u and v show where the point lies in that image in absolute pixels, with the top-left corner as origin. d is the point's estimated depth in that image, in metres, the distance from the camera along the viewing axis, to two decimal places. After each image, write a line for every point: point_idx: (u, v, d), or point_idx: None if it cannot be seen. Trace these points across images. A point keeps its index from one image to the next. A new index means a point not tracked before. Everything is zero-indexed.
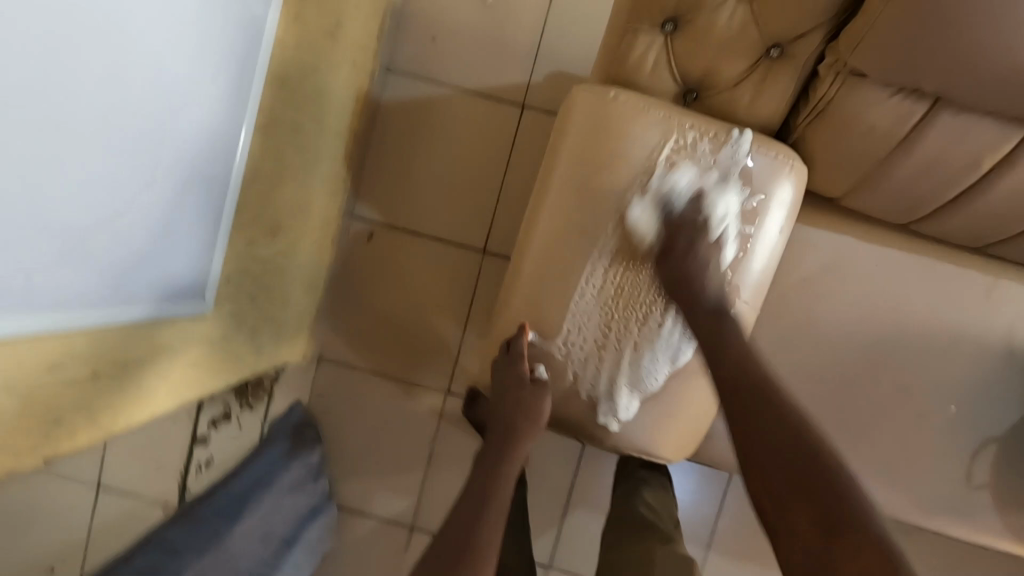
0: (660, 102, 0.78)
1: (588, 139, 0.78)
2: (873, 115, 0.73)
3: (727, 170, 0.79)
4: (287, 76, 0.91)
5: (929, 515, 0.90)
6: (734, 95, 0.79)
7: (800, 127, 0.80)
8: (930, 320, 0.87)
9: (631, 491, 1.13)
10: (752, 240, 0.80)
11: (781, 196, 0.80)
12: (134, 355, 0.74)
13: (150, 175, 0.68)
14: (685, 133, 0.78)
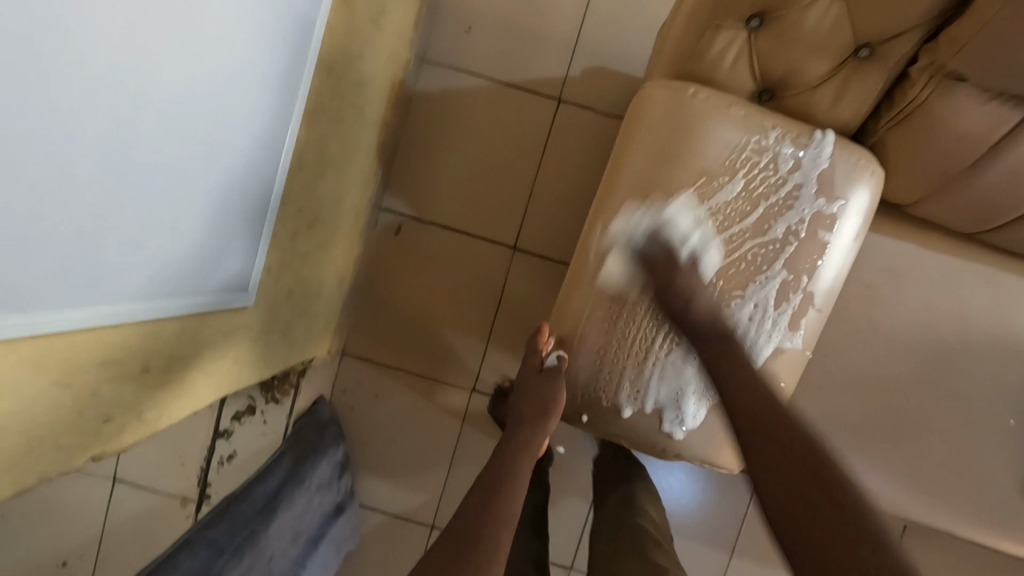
0: (740, 101, 0.77)
1: (665, 136, 0.76)
2: (966, 120, 0.71)
3: (808, 173, 0.77)
4: (333, 61, 0.88)
5: (977, 526, 0.90)
6: (813, 96, 0.77)
7: (881, 131, 0.79)
8: (990, 331, 0.86)
9: (630, 497, 1.08)
10: (828, 246, 0.78)
11: (859, 201, 0.78)
12: (181, 350, 0.71)
13: (209, 162, 0.65)
14: (766, 134, 0.76)
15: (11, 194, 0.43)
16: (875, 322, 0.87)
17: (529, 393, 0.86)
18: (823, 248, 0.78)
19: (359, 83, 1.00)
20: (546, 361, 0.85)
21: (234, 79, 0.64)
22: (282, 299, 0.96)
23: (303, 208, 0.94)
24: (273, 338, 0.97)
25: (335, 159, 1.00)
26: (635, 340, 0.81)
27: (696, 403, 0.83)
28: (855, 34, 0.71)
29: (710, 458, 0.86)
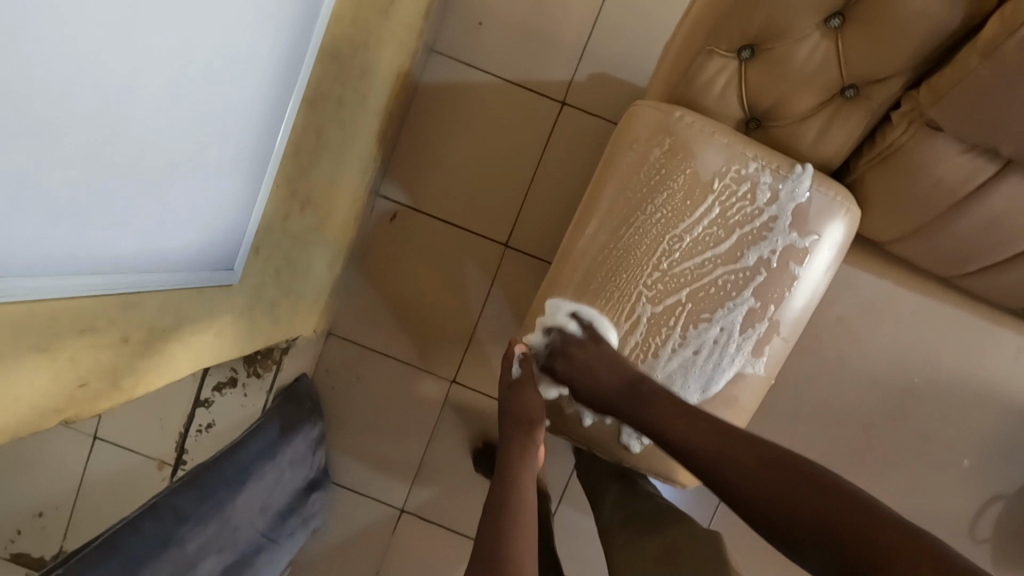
0: (725, 128, 0.78)
1: (645, 159, 0.78)
2: (941, 168, 0.72)
3: (784, 205, 0.78)
4: (336, 49, 0.89)
5: None
6: (800, 129, 0.78)
7: (860, 169, 0.81)
8: (955, 373, 0.88)
9: (632, 488, 1.13)
10: (797, 279, 0.80)
11: (832, 236, 0.79)
12: (160, 322, 0.72)
13: (200, 145, 0.66)
14: (747, 162, 0.77)
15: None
16: (843, 354, 0.89)
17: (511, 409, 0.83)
18: (794, 280, 0.80)
19: (362, 72, 1.01)
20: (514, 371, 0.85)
21: (231, 62, 0.65)
22: (269, 278, 0.98)
23: (297, 192, 0.95)
24: (256, 315, 0.99)
25: (333, 146, 1.02)
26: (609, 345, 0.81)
27: None
28: (844, 74, 0.72)
29: (668, 475, 0.87)
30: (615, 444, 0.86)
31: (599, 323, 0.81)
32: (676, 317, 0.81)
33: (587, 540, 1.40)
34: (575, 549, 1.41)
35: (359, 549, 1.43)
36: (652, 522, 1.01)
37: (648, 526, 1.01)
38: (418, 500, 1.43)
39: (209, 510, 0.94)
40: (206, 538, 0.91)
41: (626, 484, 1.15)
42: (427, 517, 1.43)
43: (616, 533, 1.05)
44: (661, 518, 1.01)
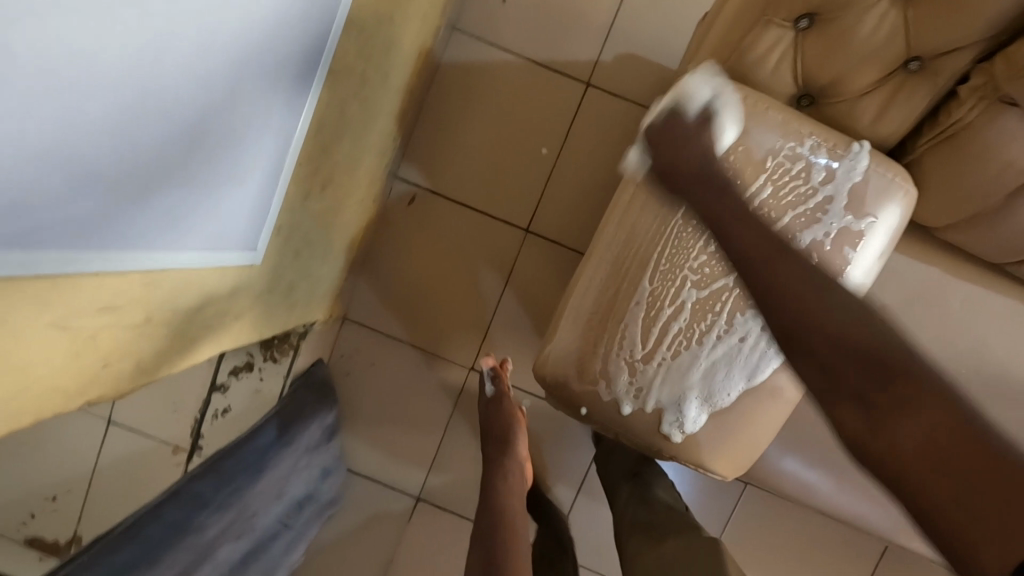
0: (779, 104, 0.75)
1: (693, 132, 0.75)
2: (1013, 148, 0.68)
3: (839, 185, 0.75)
4: (361, 22, 0.86)
5: None
6: (856, 106, 0.75)
7: (920, 149, 0.77)
8: (1003, 365, 0.84)
9: (645, 486, 1.12)
10: (850, 262, 0.75)
11: (888, 220, 0.75)
12: (184, 301, 0.70)
13: (226, 115, 0.63)
14: (803, 139, 0.74)
15: (27, 132, 0.41)
16: None
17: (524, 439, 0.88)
18: (851, 263, 0.75)
19: (385, 48, 0.98)
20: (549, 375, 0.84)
21: (262, 27, 0.62)
22: (288, 260, 0.95)
23: (318, 171, 0.92)
24: (276, 298, 0.96)
25: (354, 124, 0.99)
26: (653, 328, 0.79)
27: (698, 407, 0.81)
28: (906, 46, 0.68)
29: (705, 466, 0.84)
30: (655, 433, 0.82)
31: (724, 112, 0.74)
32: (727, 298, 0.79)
33: (604, 530, 1.38)
34: (593, 539, 1.39)
35: (373, 537, 1.42)
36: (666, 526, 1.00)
37: (657, 530, 0.99)
38: (433, 489, 1.41)
39: (226, 497, 0.91)
40: (222, 525, 0.88)
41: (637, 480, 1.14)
42: (442, 504, 1.41)
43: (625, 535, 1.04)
44: (675, 519, 1.00)
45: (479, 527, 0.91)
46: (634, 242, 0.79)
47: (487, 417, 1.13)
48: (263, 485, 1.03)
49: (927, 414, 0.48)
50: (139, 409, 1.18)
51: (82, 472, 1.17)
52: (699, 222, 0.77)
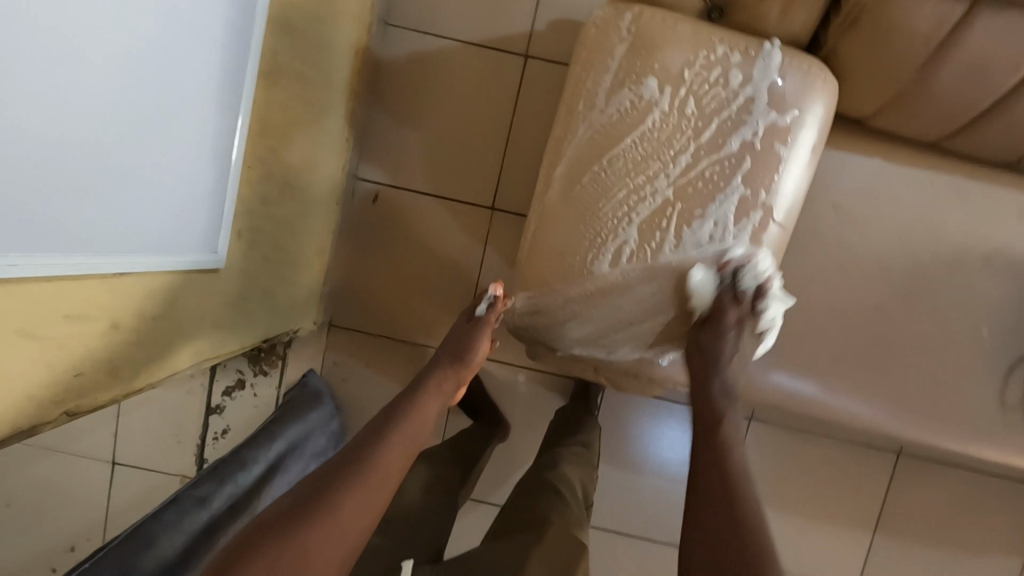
0: (684, 20, 0.70)
1: (602, 63, 0.71)
2: (910, 20, 0.63)
3: (757, 87, 0.70)
4: (285, 21, 0.88)
5: (979, 446, 0.85)
6: (761, 9, 0.69)
7: (832, 41, 0.70)
8: (973, 237, 0.81)
9: (552, 461, 1.08)
10: (785, 161, 0.72)
11: (815, 112, 0.71)
12: (151, 309, 0.72)
13: (158, 117, 0.65)
14: (714, 48, 0.70)
15: None
16: (850, 245, 0.83)
17: (452, 341, 0.94)
18: (789, 155, 0.72)
19: (319, 47, 1.00)
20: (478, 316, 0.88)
21: (182, 26, 0.65)
22: (258, 265, 0.96)
23: (272, 173, 0.94)
24: (252, 305, 0.97)
25: (300, 125, 1.01)
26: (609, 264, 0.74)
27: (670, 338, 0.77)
28: None
29: None
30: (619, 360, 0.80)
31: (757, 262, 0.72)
32: (669, 206, 0.73)
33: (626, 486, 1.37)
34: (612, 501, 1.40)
35: None
36: (545, 499, 0.95)
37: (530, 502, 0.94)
38: None
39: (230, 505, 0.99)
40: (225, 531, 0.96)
41: (556, 453, 1.10)
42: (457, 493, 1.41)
43: (516, 491, 0.98)
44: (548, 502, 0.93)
45: (375, 416, 0.79)
46: (567, 184, 0.75)
47: (455, 332, 0.96)
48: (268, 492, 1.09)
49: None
50: (132, 430, 1.16)
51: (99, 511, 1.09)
52: (625, 144, 0.72)
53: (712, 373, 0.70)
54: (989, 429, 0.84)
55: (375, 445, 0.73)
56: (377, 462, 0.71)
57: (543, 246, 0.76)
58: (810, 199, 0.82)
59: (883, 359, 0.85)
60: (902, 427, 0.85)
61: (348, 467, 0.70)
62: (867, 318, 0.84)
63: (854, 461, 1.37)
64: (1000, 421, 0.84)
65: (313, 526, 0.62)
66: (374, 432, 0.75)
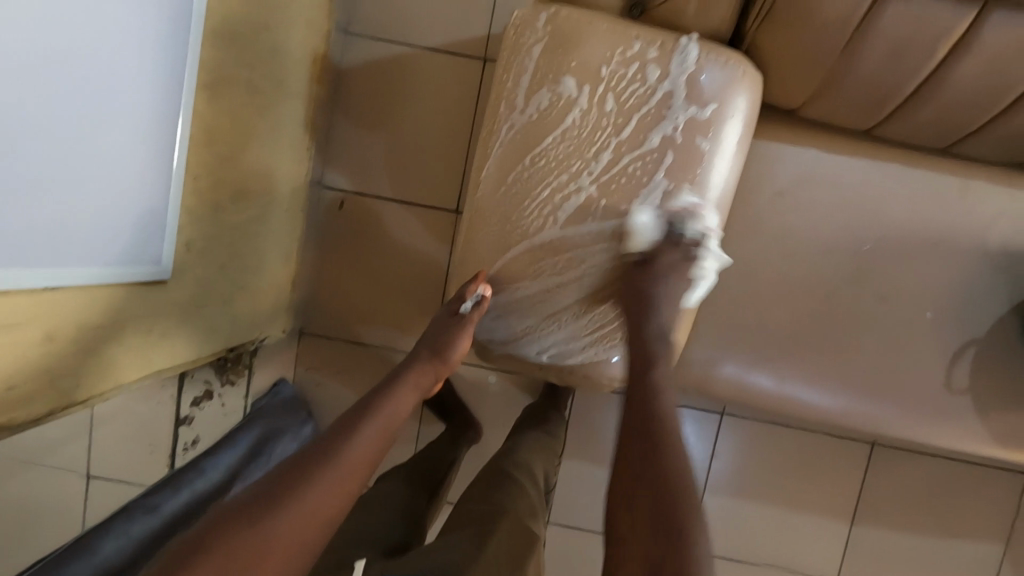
0: (602, 18, 0.70)
1: (524, 63, 0.71)
2: (823, 8, 0.63)
3: (675, 82, 0.70)
4: (227, 31, 0.89)
5: (930, 433, 0.84)
6: (681, 3, 0.69)
7: (750, 33, 0.70)
8: (913, 223, 0.80)
9: (519, 450, 1.08)
10: (707, 155, 0.72)
11: (737, 104, 0.71)
12: (90, 320, 0.73)
13: (80, 132, 0.67)
14: (631, 44, 0.70)
15: None
16: (792, 234, 0.82)
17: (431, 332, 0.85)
18: (716, 147, 0.72)
19: (269, 55, 1.01)
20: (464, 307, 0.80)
21: (103, 42, 0.67)
22: (212, 274, 0.97)
23: (221, 182, 0.95)
24: (207, 313, 0.99)
25: (252, 134, 1.02)
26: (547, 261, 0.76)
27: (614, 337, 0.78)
28: None
29: (636, 380, 0.81)
30: (567, 360, 0.82)
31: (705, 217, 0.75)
32: (594, 202, 0.74)
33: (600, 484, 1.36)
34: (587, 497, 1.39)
35: None
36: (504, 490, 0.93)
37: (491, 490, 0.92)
38: None
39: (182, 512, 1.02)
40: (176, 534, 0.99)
41: (518, 440, 1.12)
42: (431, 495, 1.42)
43: (481, 477, 0.96)
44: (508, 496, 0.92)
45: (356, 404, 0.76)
46: (494, 185, 0.75)
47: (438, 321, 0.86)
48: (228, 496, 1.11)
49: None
50: (106, 448, 1.08)
51: (77, 513, 0.98)
52: (546, 145, 0.72)
53: (644, 321, 0.73)
54: (939, 415, 0.83)
55: (338, 441, 0.69)
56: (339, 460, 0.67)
57: (477, 248, 0.78)
58: (748, 190, 0.82)
59: (831, 347, 0.84)
60: (852, 414, 0.84)
61: (316, 454, 0.67)
62: (811, 307, 0.84)
63: (828, 453, 1.36)
64: (950, 408, 0.83)
65: (270, 511, 0.60)
66: (347, 421, 0.72)
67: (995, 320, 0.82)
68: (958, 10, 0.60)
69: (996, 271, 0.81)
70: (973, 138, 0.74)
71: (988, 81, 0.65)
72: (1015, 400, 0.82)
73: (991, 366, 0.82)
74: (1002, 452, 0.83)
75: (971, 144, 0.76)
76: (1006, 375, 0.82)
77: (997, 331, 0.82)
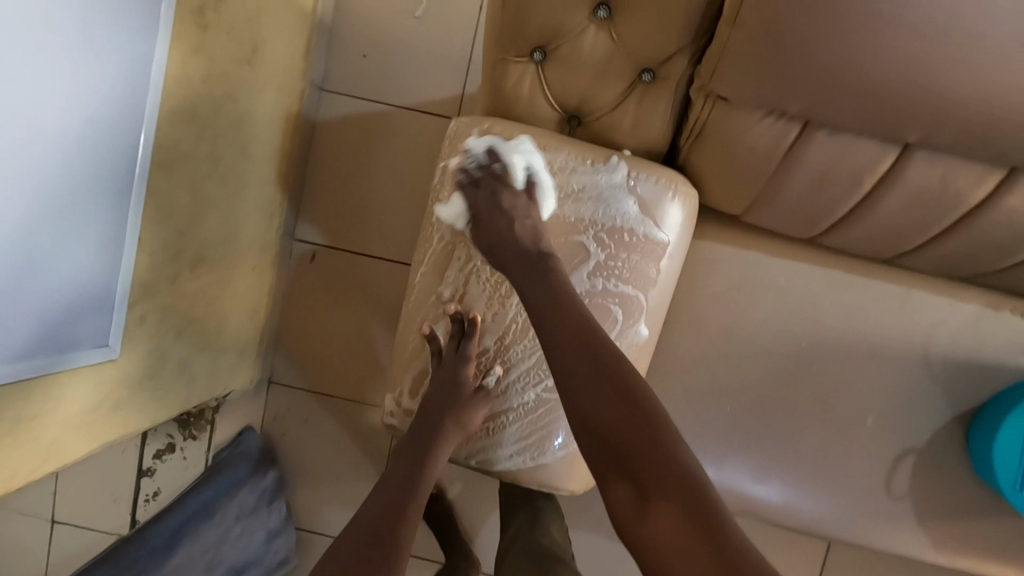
0: (534, 135, 0.71)
1: (456, 174, 0.73)
2: (748, 138, 0.63)
3: (603, 198, 0.72)
4: (188, 111, 0.91)
5: (867, 534, 0.83)
6: (614, 119, 0.70)
7: (685, 151, 0.71)
8: (853, 330, 0.80)
9: (537, 519, 1.06)
10: (638, 270, 0.73)
11: (670, 220, 0.72)
12: (30, 412, 0.76)
13: (21, 237, 0.69)
14: (558, 160, 0.71)
15: None
16: (731, 335, 0.82)
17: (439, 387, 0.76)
18: (651, 259, 0.73)
19: (232, 125, 1.03)
20: (483, 379, 0.77)
21: (44, 150, 0.69)
22: (168, 343, 0.99)
23: (180, 253, 0.97)
24: (163, 380, 1.00)
25: (214, 203, 1.03)
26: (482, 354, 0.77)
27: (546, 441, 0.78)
28: (631, 59, 0.64)
29: (564, 489, 0.81)
30: (493, 468, 0.80)
31: (511, 158, 0.70)
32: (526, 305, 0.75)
33: None
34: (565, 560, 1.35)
35: None
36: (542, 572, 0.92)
37: None
38: None
39: None
40: None
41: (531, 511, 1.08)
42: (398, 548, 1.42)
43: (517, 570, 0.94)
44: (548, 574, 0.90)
45: (392, 470, 0.75)
46: (427, 287, 0.77)
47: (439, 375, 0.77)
48: (171, 565, 1.14)
49: (656, 512, 0.55)
50: None
51: None
52: (474, 254, 0.75)
53: (505, 244, 0.68)
54: (876, 516, 0.83)
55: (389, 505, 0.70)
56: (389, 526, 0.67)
57: (408, 350, 0.79)
58: (688, 292, 0.82)
59: (773, 446, 0.84)
60: (789, 511, 0.84)
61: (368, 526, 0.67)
62: (750, 408, 0.84)
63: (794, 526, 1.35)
64: (888, 512, 0.83)
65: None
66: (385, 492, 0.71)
67: (936, 427, 0.81)
68: (880, 148, 0.61)
69: (938, 381, 0.80)
70: (910, 255, 0.74)
71: (920, 209, 0.65)
72: (954, 506, 0.82)
73: (930, 473, 0.82)
74: (939, 557, 0.83)
75: (910, 258, 0.75)
76: (946, 482, 0.82)
77: (939, 439, 0.81)
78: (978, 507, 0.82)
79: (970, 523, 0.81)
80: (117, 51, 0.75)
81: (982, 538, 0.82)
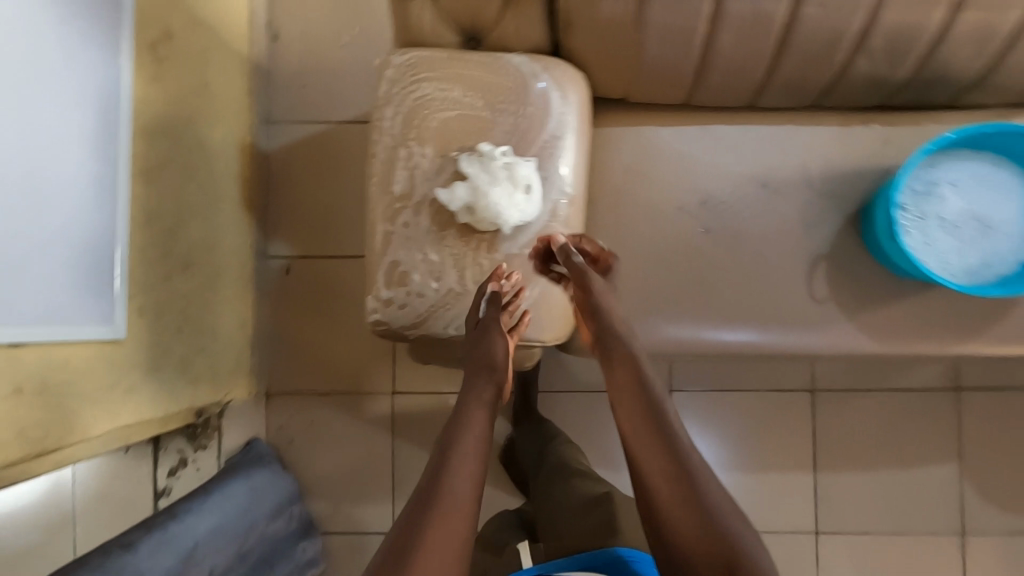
0: (443, 52, 0.87)
1: (389, 92, 0.87)
2: (604, 10, 0.80)
3: (510, 84, 0.87)
4: (156, 127, 1.05)
5: (807, 340, 0.95)
6: (503, 29, 0.87)
7: (564, 42, 0.88)
8: (743, 168, 0.96)
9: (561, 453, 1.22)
10: (550, 132, 0.87)
11: (567, 92, 0.88)
12: (53, 379, 0.84)
13: (28, 214, 0.80)
14: (467, 63, 0.87)
15: None
16: (648, 197, 0.97)
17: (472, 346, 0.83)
18: (550, 116, 0.87)
19: (197, 144, 1.17)
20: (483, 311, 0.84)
21: (40, 143, 0.82)
22: (166, 338, 1.08)
23: (167, 253, 1.08)
24: (168, 373, 1.08)
25: (190, 211, 1.16)
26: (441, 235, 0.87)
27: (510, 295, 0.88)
28: None
29: (536, 341, 0.90)
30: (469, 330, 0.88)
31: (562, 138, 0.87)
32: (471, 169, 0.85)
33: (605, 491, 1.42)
34: None
35: None
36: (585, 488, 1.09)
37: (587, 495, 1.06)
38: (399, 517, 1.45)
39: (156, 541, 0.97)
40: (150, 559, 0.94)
41: (555, 453, 1.22)
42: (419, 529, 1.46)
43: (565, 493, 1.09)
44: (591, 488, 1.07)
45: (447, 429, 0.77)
46: (382, 191, 0.87)
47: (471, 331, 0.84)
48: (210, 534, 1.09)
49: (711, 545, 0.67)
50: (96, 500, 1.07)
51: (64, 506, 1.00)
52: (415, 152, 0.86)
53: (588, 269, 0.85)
54: (809, 320, 0.95)
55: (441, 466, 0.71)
56: (445, 497, 0.68)
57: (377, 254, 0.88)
58: (603, 170, 0.97)
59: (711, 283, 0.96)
60: (736, 339, 0.96)
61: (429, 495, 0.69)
62: (684, 254, 0.96)
63: (779, 411, 1.44)
64: (817, 315, 0.95)
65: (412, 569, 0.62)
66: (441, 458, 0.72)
67: (836, 234, 0.96)
68: None
69: (825, 195, 0.96)
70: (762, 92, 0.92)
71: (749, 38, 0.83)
72: (870, 296, 0.95)
73: (842, 273, 0.95)
74: (872, 344, 0.95)
75: (766, 96, 0.93)
76: (857, 278, 0.95)
77: (841, 243, 0.95)
78: (890, 293, 0.95)
79: (886, 308, 0.95)
80: (92, 67, 0.90)
81: (900, 319, 0.95)
